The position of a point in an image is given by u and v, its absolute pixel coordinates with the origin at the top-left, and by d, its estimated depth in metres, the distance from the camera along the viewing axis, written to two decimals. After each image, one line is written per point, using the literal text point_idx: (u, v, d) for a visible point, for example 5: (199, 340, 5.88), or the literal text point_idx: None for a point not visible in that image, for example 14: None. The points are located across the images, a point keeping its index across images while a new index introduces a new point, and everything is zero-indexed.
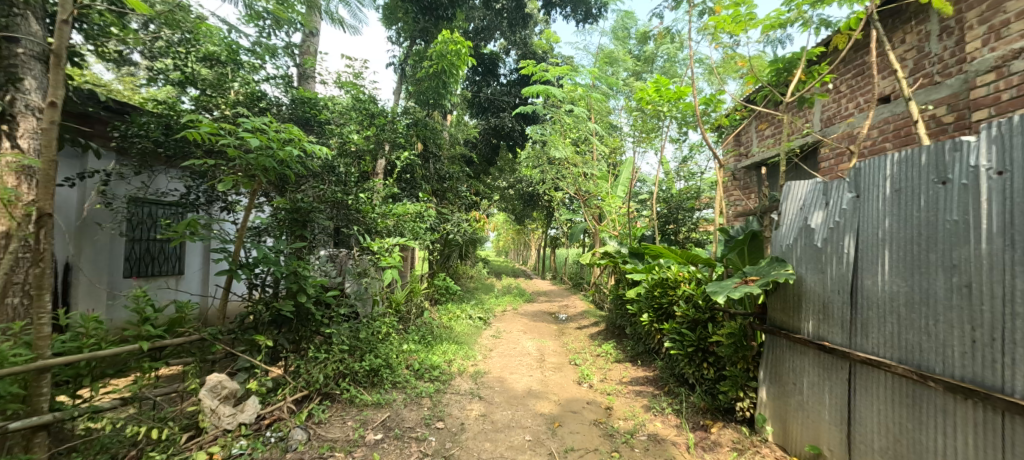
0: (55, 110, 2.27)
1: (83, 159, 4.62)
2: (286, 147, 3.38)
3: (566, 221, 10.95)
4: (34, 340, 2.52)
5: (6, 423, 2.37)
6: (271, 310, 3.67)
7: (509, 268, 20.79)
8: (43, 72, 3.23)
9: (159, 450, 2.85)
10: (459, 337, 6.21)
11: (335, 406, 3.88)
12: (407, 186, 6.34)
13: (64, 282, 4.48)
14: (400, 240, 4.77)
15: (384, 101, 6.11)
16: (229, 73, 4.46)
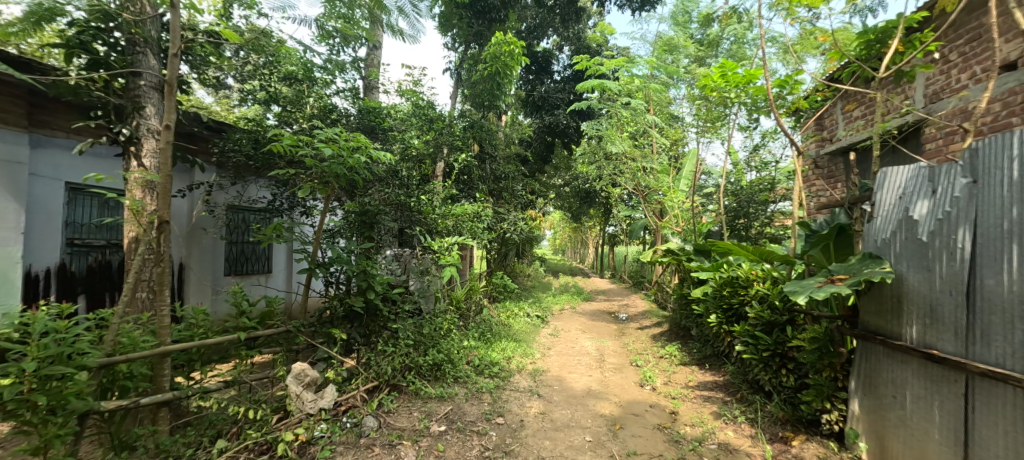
0: (169, 131, 2.64)
1: (191, 173, 5.32)
2: (354, 155, 3.65)
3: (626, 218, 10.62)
4: (159, 329, 2.98)
5: (138, 398, 2.79)
6: (345, 305, 3.95)
7: (568, 267, 20.60)
8: (161, 99, 3.75)
9: (255, 428, 3.16)
10: (517, 335, 6.29)
11: (402, 396, 4.12)
12: (465, 187, 6.54)
13: (179, 280, 5.14)
14: (459, 240, 4.93)
15: (441, 106, 6.36)
16: (306, 89, 4.90)
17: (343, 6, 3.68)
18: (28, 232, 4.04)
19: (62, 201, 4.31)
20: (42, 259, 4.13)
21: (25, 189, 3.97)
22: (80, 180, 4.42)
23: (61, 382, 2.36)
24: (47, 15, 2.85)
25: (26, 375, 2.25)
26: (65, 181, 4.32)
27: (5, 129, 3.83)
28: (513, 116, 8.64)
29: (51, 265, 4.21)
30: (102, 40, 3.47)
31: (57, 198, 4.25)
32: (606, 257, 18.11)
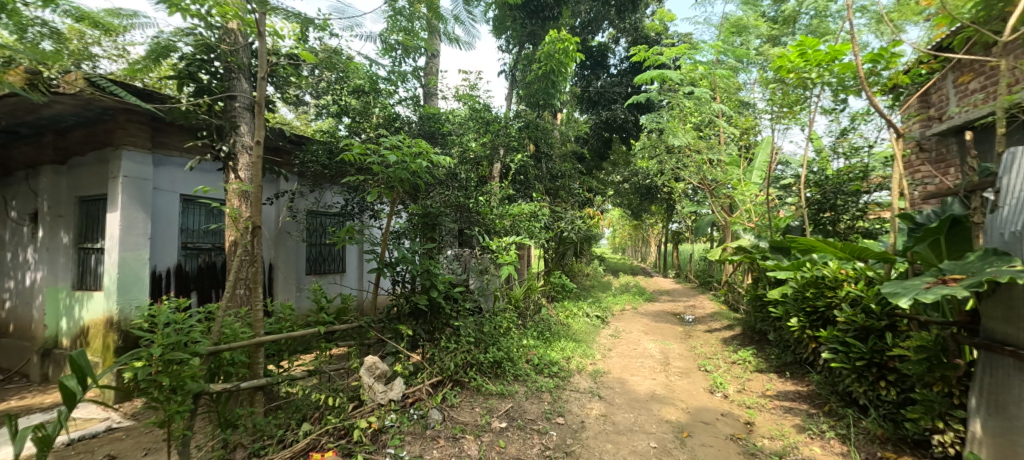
0: (259, 147, 2.97)
1: (277, 183, 5.91)
2: (417, 160, 3.84)
3: (692, 213, 10.05)
4: (253, 322, 3.36)
5: (240, 382, 3.16)
6: (411, 302, 4.17)
7: (631, 266, 19.92)
8: (251, 118, 4.23)
9: (334, 415, 3.42)
10: (577, 335, 6.22)
11: (464, 392, 4.26)
12: (521, 187, 6.56)
13: (270, 278, 5.80)
14: (516, 240, 4.88)
15: (496, 108, 6.48)
16: (372, 101, 5.26)
17: (405, 18, 3.81)
18: (153, 238, 4.74)
19: (177, 211, 5.02)
20: (163, 260, 4.82)
21: (150, 201, 4.68)
22: (191, 192, 5.12)
23: (179, 366, 2.76)
24: (164, 52, 3.31)
25: (153, 358, 2.66)
26: (179, 193, 5.02)
27: (136, 151, 4.54)
28: (569, 114, 8.53)
29: (170, 265, 4.92)
30: (205, 71, 4.01)
31: (174, 208, 4.96)
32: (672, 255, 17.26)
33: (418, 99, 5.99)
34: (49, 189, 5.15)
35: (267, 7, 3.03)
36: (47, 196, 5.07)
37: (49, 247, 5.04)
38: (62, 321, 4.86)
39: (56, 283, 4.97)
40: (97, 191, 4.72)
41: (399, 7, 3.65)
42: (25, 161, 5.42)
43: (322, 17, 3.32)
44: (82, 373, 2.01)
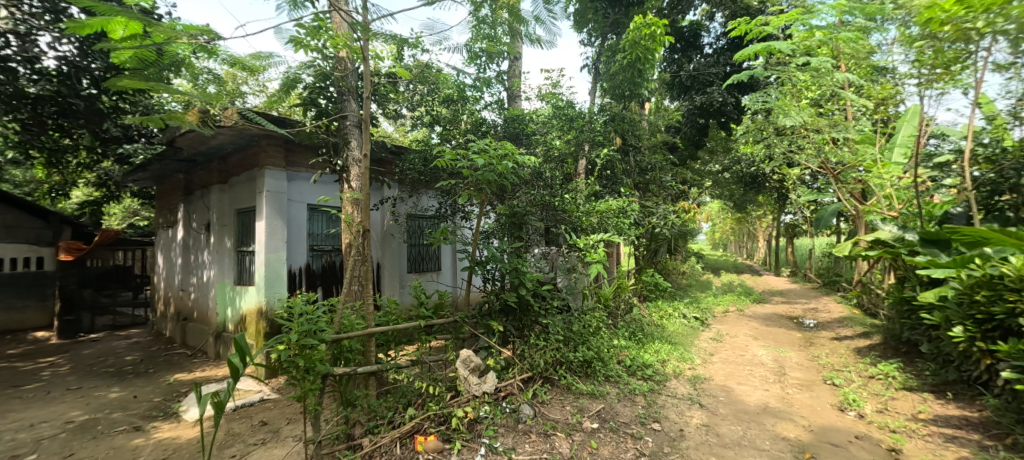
0: (366, 159, 3.32)
1: (381, 190, 6.51)
2: (503, 162, 3.97)
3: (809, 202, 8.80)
4: (365, 315, 3.78)
5: (356, 367, 3.55)
6: (501, 299, 4.32)
7: (736, 263, 18.11)
8: (359, 134, 4.76)
9: (434, 402, 3.67)
10: (673, 337, 5.86)
11: (555, 389, 4.28)
12: (608, 182, 6.36)
13: (378, 276, 6.45)
14: (604, 237, 4.80)
15: (580, 104, 6.40)
16: (460, 108, 5.54)
17: (488, 25, 4.02)
18: (289, 241, 5.62)
19: (306, 218, 5.90)
20: (295, 260, 5.68)
21: (286, 210, 5.57)
22: (315, 202, 5.95)
23: (309, 350, 3.22)
24: (292, 84, 3.87)
25: (291, 343, 3.15)
26: (307, 203, 5.88)
27: (275, 169, 5.44)
28: (658, 102, 8.07)
29: (302, 264, 5.78)
30: (322, 96, 4.78)
31: (303, 216, 5.82)
32: (787, 251, 15.32)
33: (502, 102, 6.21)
34: (217, 204, 6.42)
35: (370, 33, 3.40)
36: (215, 210, 6.32)
37: (218, 250, 6.27)
38: (227, 310, 6.00)
39: (224, 279, 6.17)
40: (249, 204, 5.76)
41: (483, 15, 3.87)
42: (201, 182, 6.82)
43: (415, 36, 3.63)
44: (241, 353, 2.46)
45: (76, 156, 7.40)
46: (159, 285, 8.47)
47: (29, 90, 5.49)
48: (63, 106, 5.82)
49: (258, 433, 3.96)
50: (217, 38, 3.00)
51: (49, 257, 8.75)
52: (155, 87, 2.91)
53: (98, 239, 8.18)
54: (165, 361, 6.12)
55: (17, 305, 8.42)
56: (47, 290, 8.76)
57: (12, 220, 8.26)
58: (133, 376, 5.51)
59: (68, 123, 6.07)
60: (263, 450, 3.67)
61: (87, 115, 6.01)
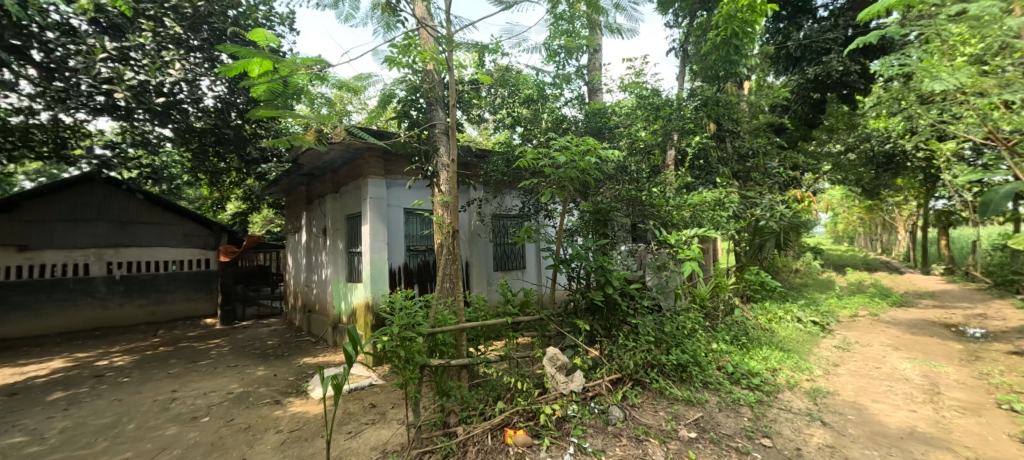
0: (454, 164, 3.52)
1: (468, 192, 6.82)
2: (586, 158, 3.90)
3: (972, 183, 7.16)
4: (457, 310, 4.00)
5: (450, 360, 3.74)
6: (586, 298, 4.24)
7: (868, 259, 15.50)
8: (447, 141, 5.06)
9: (523, 398, 3.75)
10: (785, 343, 5.21)
11: (646, 392, 4.09)
12: (701, 173, 5.84)
13: (467, 274, 6.79)
14: (699, 232, 4.21)
15: (668, 90, 6.08)
16: (540, 107, 5.62)
17: (566, 21, 4.03)
18: (390, 243, 6.20)
19: (404, 221, 6.45)
20: (395, 260, 6.24)
21: (386, 215, 6.14)
22: (410, 205, 6.50)
23: (408, 342, 3.50)
24: (387, 99, 4.25)
25: (393, 334, 3.47)
26: (404, 207, 6.44)
27: (377, 177, 6.03)
28: (761, 79, 7.24)
29: (401, 263, 6.33)
30: (414, 108, 5.35)
31: (401, 219, 6.38)
32: (939, 245, 12.69)
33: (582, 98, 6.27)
34: (332, 211, 7.32)
35: (453, 45, 3.61)
36: (331, 216, 7.21)
37: (333, 251, 7.16)
38: (341, 304, 6.80)
39: (338, 277, 7.03)
40: (356, 209, 6.47)
41: (560, 11, 3.85)
42: (319, 193, 7.83)
43: (495, 41, 3.77)
44: (353, 342, 2.80)
45: (229, 176, 8.99)
46: (290, 281, 9.90)
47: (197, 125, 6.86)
48: (219, 137, 7.26)
49: (369, 414, 4.45)
50: (327, 66, 3.47)
51: (213, 259, 10.73)
52: (284, 114, 3.45)
53: (246, 243, 9.82)
54: (297, 346, 7.18)
55: (192, 297, 10.40)
56: (212, 284, 10.69)
57: (188, 229, 10.36)
58: (274, 357, 6.56)
59: (223, 149, 7.57)
60: (372, 430, 4.12)
61: (235, 142, 7.46)
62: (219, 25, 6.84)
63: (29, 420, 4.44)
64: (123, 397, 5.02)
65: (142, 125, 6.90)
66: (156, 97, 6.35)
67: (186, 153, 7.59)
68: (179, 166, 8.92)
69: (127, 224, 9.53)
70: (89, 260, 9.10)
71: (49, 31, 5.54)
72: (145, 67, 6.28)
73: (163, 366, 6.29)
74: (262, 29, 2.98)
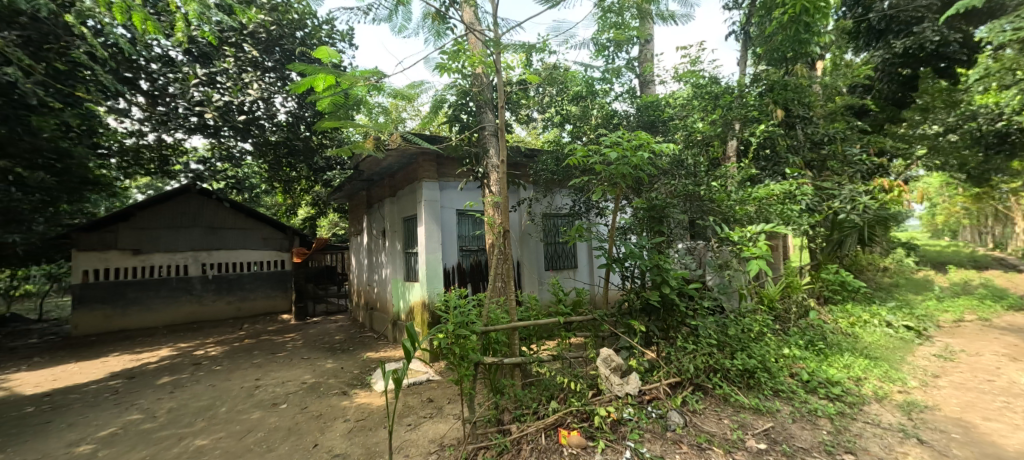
0: (503, 164, 3.54)
1: (518, 192, 6.89)
2: (638, 153, 3.78)
3: None
4: (510, 309, 4.06)
5: (503, 358, 3.77)
6: (642, 298, 4.07)
7: (978, 256, 13.51)
8: (496, 142, 5.14)
9: (577, 398, 3.69)
10: (872, 350, 4.69)
11: (708, 398, 3.87)
12: (768, 164, 5.41)
13: (519, 273, 6.84)
14: (766, 228, 3.94)
15: (728, 77, 5.77)
16: (590, 103, 5.65)
17: (615, 12, 3.88)
18: (444, 243, 6.42)
19: (457, 221, 6.64)
20: (449, 259, 6.44)
21: (440, 216, 6.35)
22: (462, 206, 6.68)
23: (462, 340, 3.60)
24: (438, 104, 4.37)
25: (448, 332, 3.57)
26: (456, 208, 6.62)
27: (431, 180, 6.25)
28: (837, 57, 6.58)
29: (454, 263, 6.52)
30: (464, 112, 5.61)
31: (454, 220, 6.57)
32: None
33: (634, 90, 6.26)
34: (391, 214, 7.69)
35: (500, 48, 3.69)
36: (389, 219, 7.58)
37: (392, 252, 7.53)
38: (400, 302, 7.13)
39: (397, 276, 7.39)
40: (412, 212, 6.76)
41: (608, 3, 3.76)
42: (378, 197, 8.30)
43: (542, 40, 3.78)
44: (411, 339, 2.92)
45: (300, 184, 9.79)
46: (354, 281, 10.53)
47: (271, 138, 7.60)
48: (291, 148, 7.96)
49: (427, 408, 4.64)
50: (383, 76, 3.65)
51: (287, 260, 11.76)
52: (344, 124, 3.68)
53: (315, 245, 10.56)
54: (362, 341, 7.65)
55: (271, 294, 11.46)
56: (287, 283, 11.69)
57: (266, 233, 11.44)
58: (341, 351, 7.04)
59: (294, 160, 8.27)
60: (430, 423, 4.28)
61: (304, 152, 8.12)
62: (289, 47, 7.56)
63: (144, 400, 5.15)
64: (216, 383, 5.67)
65: (227, 140, 7.75)
66: (238, 115, 7.10)
67: (263, 164, 8.42)
68: (258, 176, 9.86)
69: (217, 229, 10.73)
70: (187, 262, 10.35)
71: (154, 62, 6.41)
72: (228, 88, 7.05)
73: (248, 357, 7.02)
74: (326, 47, 3.19)
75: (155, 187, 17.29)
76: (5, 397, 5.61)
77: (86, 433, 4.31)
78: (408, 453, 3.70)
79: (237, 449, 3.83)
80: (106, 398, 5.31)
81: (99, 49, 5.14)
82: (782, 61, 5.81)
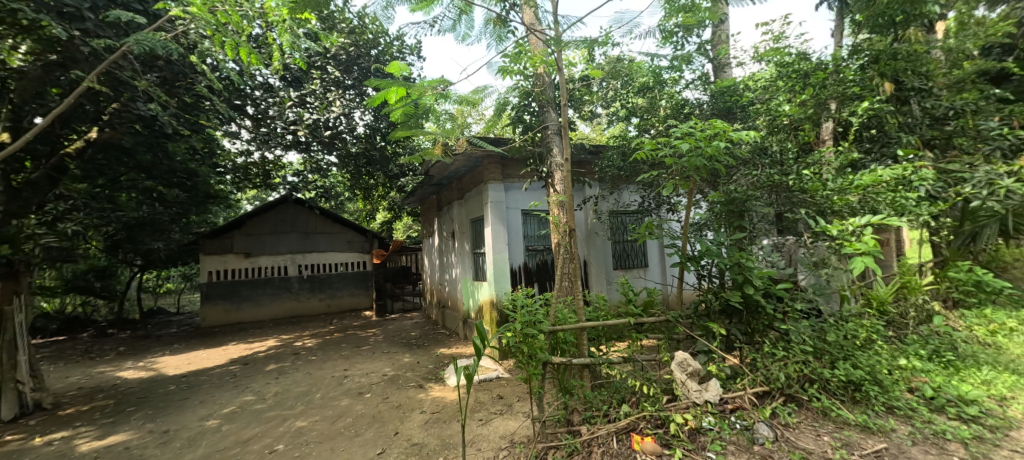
0: (568, 162, 3.44)
1: (583, 190, 6.83)
2: (713, 143, 3.50)
3: None
4: (577, 309, 4.00)
5: (571, 358, 3.68)
6: (722, 299, 3.76)
7: None
8: (559, 140, 5.17)
9: (650, 403, 3.52)
10: (1021, 364, 3.90)
11: (804, 412, 3.48)
12: (874, 145, 4.79)
13: (586, 273, 6.77)
14: (871, 220, 3.36)
15: (818, 51, 5.20)
16: (657, 94, 5.48)
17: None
18: (510, 243, 6.53)
19: (522, 221, 6.71)
20: (515, 259, 6.53)
21: (506, 217, 6.46)
22: (527, 206, 6.72)
23: (530, 339, 3.62)
24: (502, 107, 4.40)
25: (516, 331, 3.60)
26: (521, 208, 6.69)
27: (496, 182, 6.40)
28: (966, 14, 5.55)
29: (520, 263, 6.60)
30: (526, 113, 5.76)
31: (518, 221, 6.65)
32: None
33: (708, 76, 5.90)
34: (460, 216, 7.97)
35: (562, 45, 3.59)
36: (459, 221, 7.86)
37: (461, 253, 7.82)
38: (469, 301, 7.38)
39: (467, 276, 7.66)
40: (479, 213, 6.96)
41: None
42: (447, 200, 8.63)
43: (605, 32, 3.55)
44: (481, 336, 2.96)
45: (378, 190, 10.55)
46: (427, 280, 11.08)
47: (352, 149, 8.29)
48: (369, 159, 8.63)
49: (497, 405, 4.75)
50: (448, 84, 3.79)
51: (368, 261, 12.79)
52: (415, 133, 3.86)
53: (393, 247, 11.31)
54: (436, 338, 8.05)
55: (356, 293, 12.51)
56: (368, 283, 12.71)
57: (350, 237, 12.59)
58: (418, 347, 7.48)
59: (372, 168, 8.87)
60: (500, 420, 4.38)
61: (381, 162, 8.73)
62: (366, 65, 8.24)
63: (255, 384, 5.92)
64: (312, 371, 6.35)
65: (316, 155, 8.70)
66: (324, 131, 8.00)
67: (346, 174, 9.23)
68: (343, 184, 10.82)
69: (310, 234, 12.04)
70: (287, 263, 11.68)
71: (257, 90, 7.40)
72: (316, 108, 7.96)
73: (338, 349, 7.75)
74: (397, 62, 3.37)
75: (261, 198, 19.68)
76: (155, 376, 6.79)
77: (212, 410, 5.07)
78: (479, 447, 3.82)
79: (329, 432, 4.25)
80: (227, 381, 6.20)
81: (216, 83, 5.68)
82: (888, 26, 5.14)
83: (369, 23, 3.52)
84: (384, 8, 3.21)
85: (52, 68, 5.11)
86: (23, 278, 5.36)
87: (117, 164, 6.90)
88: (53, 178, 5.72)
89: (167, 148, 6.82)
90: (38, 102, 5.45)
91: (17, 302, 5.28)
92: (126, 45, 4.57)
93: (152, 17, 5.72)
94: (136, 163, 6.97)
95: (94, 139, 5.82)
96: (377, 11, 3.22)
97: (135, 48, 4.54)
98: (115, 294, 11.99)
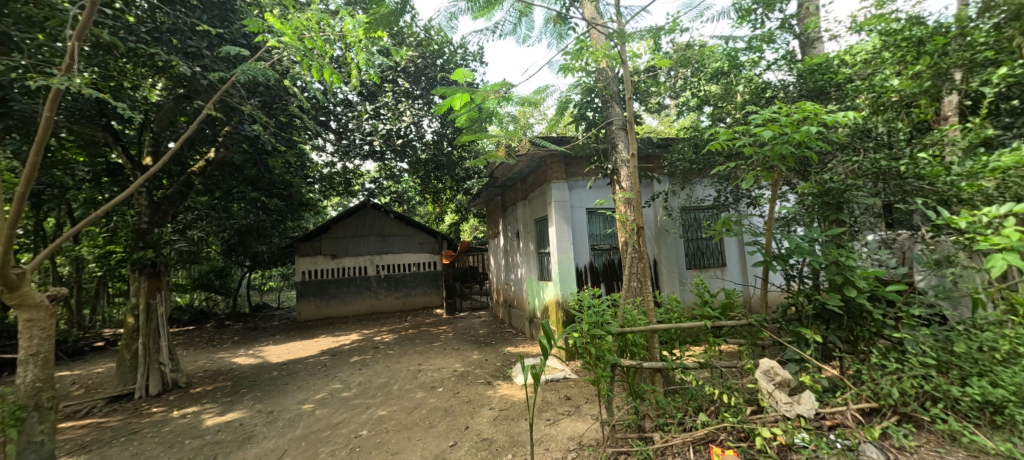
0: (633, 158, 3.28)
1: (652, 186, 6.57)
2: (803, 128, 3.10)
3: None
4: (648, 310, 3.80)
5: (642, 362, 3.51)
6: (816, 302, 3.36)
7: None
8: (625, 136, 5.09)
9: (731, 414, 3.22)
10: None
11: (925, 435, 3.00)
12: (1014, 118, 3.98)
13: (657, 272, 6.49)
14: (1016, 207, 2.70)
15: (934, 13, 4.50)
16: (734, 79, 5.08)
17: None
18: (576, 243, 6.46)
19: (587, 220, 6.60)
20: (580, 258, 6.43)
21: (570, 216, 6.39)
22: (592, 205, 6.59)
23: (598, 340, 3.49)
24: (564, 105, 4.34)
25: (583, 332, 3.50)
26: (586, 207, 6.58)
27: (560, 181, 6.36)
28: None
29: (586, 263, 6.49)
30: (590, 109, 5.62)
31: (583, 220, 6.55)
32: None
33: (795, 54, 5.29)
34: (525, 216, 8.06)
35: (626, 37, 3.38)
36: (524, 221, 7.94)
37: (526, 253, 7.89)
38: (535, 300, 7.42)
39: (533, 276, 7.69)
40: (543, 213, 6.94)
41: None
42: (512, 201, 8.76)
43: (670, 18, 3.33)
44: (547, 336, 2.94)
45: (446, 193, 10.95)
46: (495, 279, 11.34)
47: (422, 156, 8.82)
48: (438, 164, 9.05)
49: (565, 405, 4.72)
50: (511, 86, 3.80)
51: (439, 261, 13.46)
52: (479, 136, 3.94)
53: (463, 247, 11.73)
54: (504, 336, 8.19)
55: (429, 291, 13.22)
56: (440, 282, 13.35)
57: (422, 238, 13.34)
58: (486, 345, 7.66)
59: (443, 173, 9.31)
60: (568, 421, 4.34)
61: (451, 166, 9.13)
62: (433, 74, 8.66)
63: (343, 374, 6.50)
64: (390, 365, 6.81)
65: (390, 163, 9.35)
66: (398, 140, 8.54)
67: (417, 179, 9.74)
68: (415, 189, 11.45)
69: (386, 237, 12.95)
70: (367, 264, 12.66)
71: (339, 106, 8.23)
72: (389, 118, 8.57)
73: (413, 344, 8.22)
74: (462, 69, 3.44)
75: (345, 204, 21.47)
76: (262, 363, 7.75)
77: (307, 395, 5.66)
78: (547, 447, 3.81)
79: (406, 422, 4.53)
80: (319, 369, 6.89)
81: (305, 103, 6.23)
82: None
83: (435, 34, 3.65)
84: (448, 18, 3.31)
85: (180, 100, 6.09)
86: (163, 277, 6.42)
87: (230, 178, 8.00)
88: (183, 192, 6.79)
89: (268, 163, 7.77)
90: (171, 130, 6.57)
91: (160, 297, 6.34)
92: (235, 75, 5.23)
93: (253, 49, 6.52)
94: (245, 176, 8.03)
95: (213, 158, 6.81)
96: (443, 22, 3.34)
97: (242, 78, 5.19)
98: (232, 291, 13.85)
